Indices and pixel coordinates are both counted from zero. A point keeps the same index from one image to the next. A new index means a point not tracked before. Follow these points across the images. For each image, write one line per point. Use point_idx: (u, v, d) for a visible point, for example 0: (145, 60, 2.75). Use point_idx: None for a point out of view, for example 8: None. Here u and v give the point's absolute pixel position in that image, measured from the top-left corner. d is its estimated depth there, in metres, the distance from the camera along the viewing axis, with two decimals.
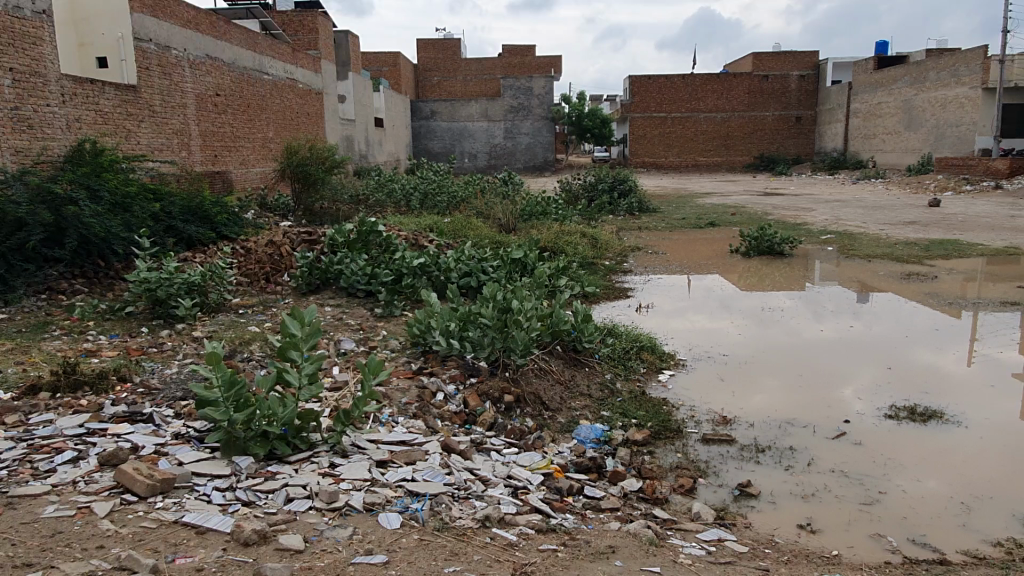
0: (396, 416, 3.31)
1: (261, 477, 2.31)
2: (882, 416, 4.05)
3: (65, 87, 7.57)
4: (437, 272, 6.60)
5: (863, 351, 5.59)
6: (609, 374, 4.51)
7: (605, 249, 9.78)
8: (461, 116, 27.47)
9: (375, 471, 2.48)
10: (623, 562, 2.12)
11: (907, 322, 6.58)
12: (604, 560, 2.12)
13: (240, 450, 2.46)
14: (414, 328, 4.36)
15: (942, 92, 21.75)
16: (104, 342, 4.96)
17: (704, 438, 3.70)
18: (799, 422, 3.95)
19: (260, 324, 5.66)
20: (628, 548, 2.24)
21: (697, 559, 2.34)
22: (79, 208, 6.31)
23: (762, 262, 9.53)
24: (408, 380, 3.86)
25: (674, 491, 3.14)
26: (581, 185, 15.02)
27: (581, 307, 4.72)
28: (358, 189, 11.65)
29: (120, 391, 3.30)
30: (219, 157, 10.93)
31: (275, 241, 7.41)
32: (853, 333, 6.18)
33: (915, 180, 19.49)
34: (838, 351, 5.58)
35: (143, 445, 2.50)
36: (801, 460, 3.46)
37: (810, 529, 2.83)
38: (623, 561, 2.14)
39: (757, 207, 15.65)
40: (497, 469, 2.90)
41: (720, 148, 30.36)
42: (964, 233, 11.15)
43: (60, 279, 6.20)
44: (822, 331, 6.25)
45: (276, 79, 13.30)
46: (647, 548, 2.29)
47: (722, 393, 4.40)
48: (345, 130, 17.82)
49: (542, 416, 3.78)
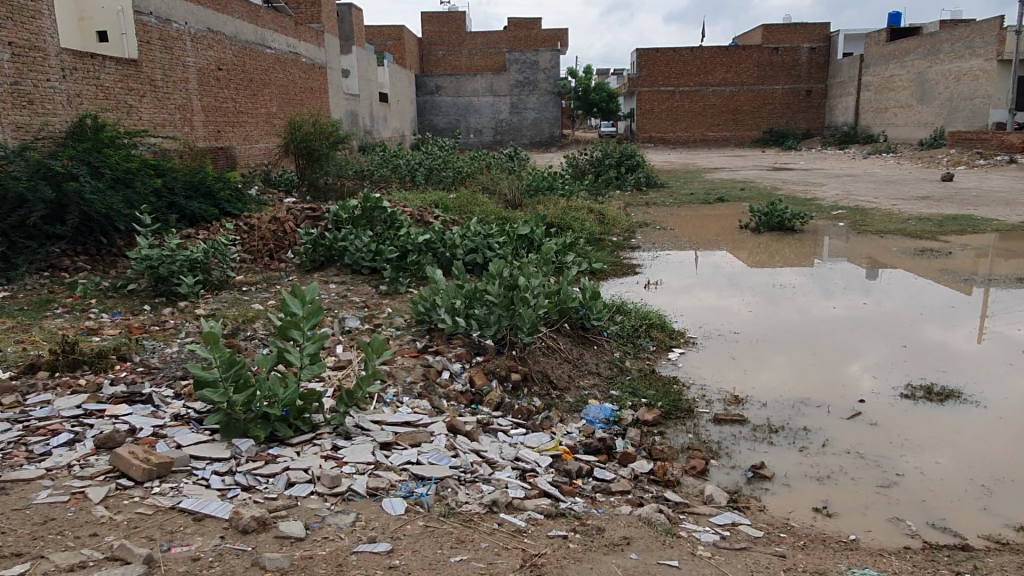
0: (401, 396, 3.22)
1: (261, 460, 2.24)
2: (899, 395, 3.95)
3: (65, 61, 7.46)
4: (442, 248, 6.50)
5: (876, 327, 5.48)
6: (618, 352, 4.43)
7: (613, 225, 9.65)
8: (466, 91, 27.15)
9: (379, 454, 2.41)
10: (639, 554, 2.04)
11: (918, 298, 6.47)
12: (619, 552, 2.04)
13: (240, 431, 2.39)
14: (418, 305, 4.26)
15: (956, 64, 21.33)
16: (106, 321, 4.92)
17: (716, 418, 3.63)
18: (813, 402, 3.86)
19: (263, 302, 5.60)
20: (643, 539, 2.15)
21: (715, 549, 2.24)
22: (81, 184, 6.22)
23: (772, 238, 9.40)
24: (414, 358, 3.77)
25: (686, 473, 3.07)
26: (588, 160, 14.85)
27: (590, 283, 4.62)
28: (363, 165, 11.54)
29: (119, 371, 3.24)
30: (222, 132, 10.81)
31: (279, 218, 7.32)
32: (864, 309, 6.08)
33: (927, 155, 19.21)
34: (847, 327, 5.49)
35: (142, 427, 2.43)
36: (816, 441, 3.38)
37: (826, 513, 2.76)
38: (640, 553, 2.05)
39: (766, 182, 15.44)
40: (505, 450, 2.83)
41: (728, 123, 29.98)
42: (978, 208, 10.97)
43: (62, 257, 6.15)
44: (833, 307, 6.16)
45: (279, 53, 13.11)
46: (663, 539, 2.20)
47: (733, 371, 4.32)
48: (350, 105, 17.62)
49: (550, 395, 3.71)
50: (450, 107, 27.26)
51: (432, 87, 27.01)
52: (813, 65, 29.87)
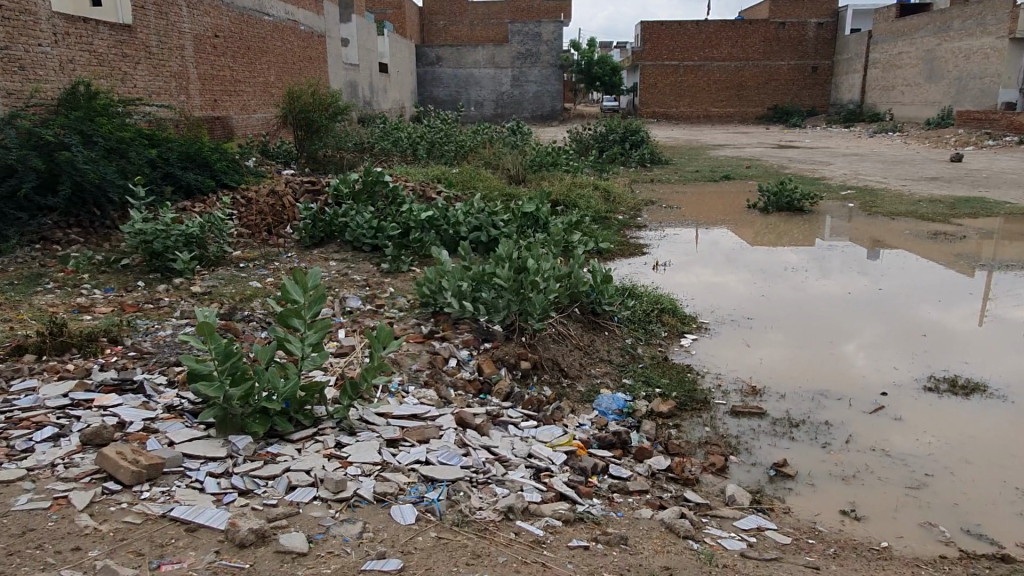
0: (407, 385, 3.07)
1: (260, 460, 2.08)
2: (922, 388, 3.80)
3: (57, 26, 7.19)
4: (445, 225, 6.34)
5: (886, 309, 5.33)
6: (629, 338, 4.27)
7: (618, 203, 9.44)
8: (467, 63, 26.68)
9: (386, 452, 2.25)
10: None
11: (922, 278, 6.35)
12: None
13: (237, 428, 2.23)
14: (424, 287, 4.09)
15: (966, 42, 20.96)
16: (98, 298, 4.76)
17: (733, 411, 3.48)
18: (833, 395, 3.71)
19: (261, 280, 5.43)
20: (684, 568, 1.95)
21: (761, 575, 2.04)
22: (73, 154, 6.01)
23: (780, 218, 9.20)
24: (419, 344, 3.60)
25: (705, 470, 2.93)
26: (592, 135, 14.59)
27: (600, 266, 4.45)
28: (363, 137, 11.30)
29: (110, 355, 3.07)
30: (220, 101, 10.55)
31: (278, 191, 7.12)
32: (869, 289, 5.95)
33: (934, 134, 18.95)
34: (855, 309, 5.35)
35: (132, 420, 2.27)
36: (839, 437, 3.24)
37: (854, 516, 2.62)
38: None
39: (772, 160, 15.20)
40: (517, 446, 2.68)
41: (733, 99, 29.55)
42: (989, 190, 10.77)
43: (54, 229, 5.98)
44: (839, 288, 6.01)
45: (277, 20, 12.76)
46: (705, 567, 1.99)
47: (748, 360, 4.16)
48: (349, 75, 17.28)
49: (560, 384, 3.56)
50: (451, 79, 26.82)
51: (432, 58, 26.54)
52: (820, 41, 29.39)
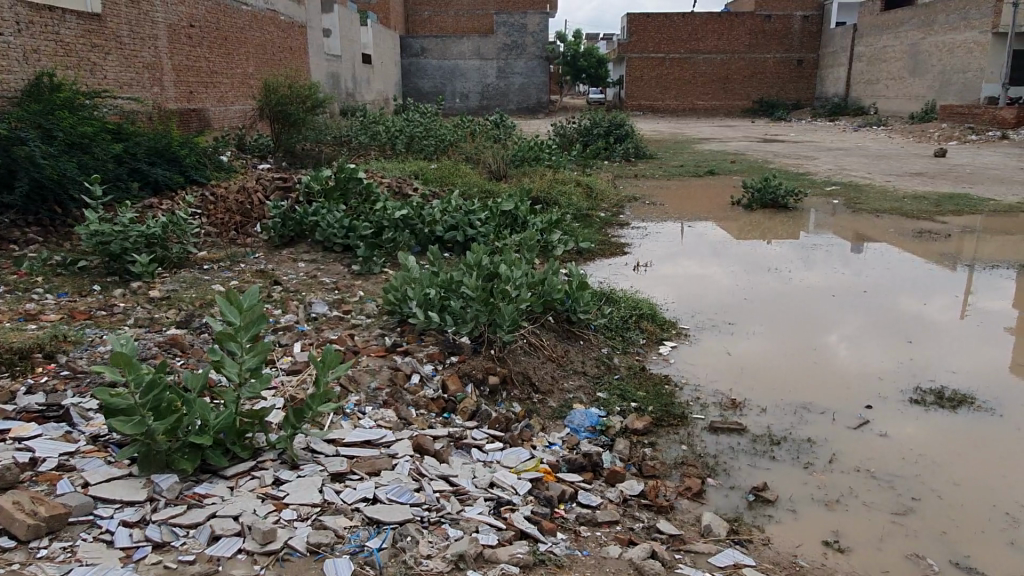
0: (363, 406, 2.88)
1: (183, 504, 1.90)
2: (908, 400, 3.63)
3: (20, 14, 6.89)
4: (420, 224, 6.12)
5: (869, 305, 5.17)
6: (605, 348, 4.08)
7: (601, 200, 9.25)
8: (453, 54, 26.34)
9: (329, 490, 2.07)
10: None
11: (903, 272, 6.22)
12: None
13: (162, 466, 2.02)
14: (390, 295, 3.88)
15: (950, 37, 20.92)
16: (49, 303, 4.52)
17: (711, 427, 3.31)
18: (816, 408, 3.53)
19: (224, 283, 5.20)
20: None
21: None
22: (31, 149, 5.75)
23: (765, 215, 9.03)
24: (379, 358, 3.37)
25: (680, 495, 2.77)
26: (576, 128, 14.39)
27: (578, 272, 4.24)
28: (342, 129, 11.04)
29: (40, 375, 2.84)
30: (195, 93, 10.24)
31: (247, 188, 6.86)
32: (851, 283, 5.79)
33: (917, 129, 18.90)
34: (838, 305, 5.18)
35: (46, 457, 2.06)
36: (822, 456, 3.07)
37: (837, 548, 2.47)
38: None
39: (757, 155, 15.06)
40: (478, 474, 2.50)
41: (719, 92, 29.42)
42: (974, 185, 10.68)
43: (11, 228, 5.72)
44: (821, 282, 5.84)
45: (256, 10, 12.44)
46: None
47: (730, 369, 3.98)
48: (331, 67, 16.92)
49: (531, 400, 3.37)
50: (436, 70, 26.47)
51: (417, 49, 26.22)
52: (805, 34, 29.31)
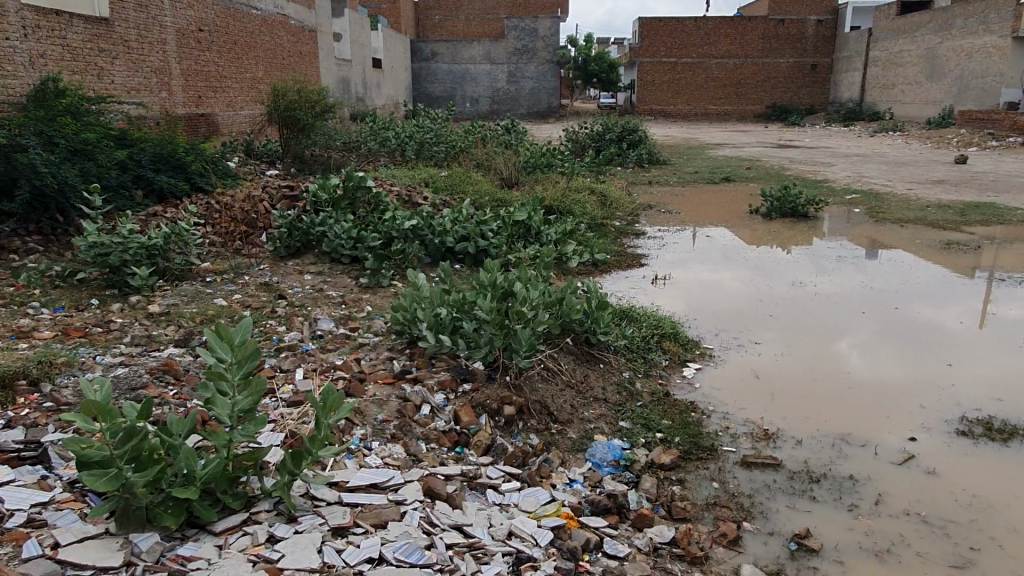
0: (370, 441, 2.66)
1: (163, 571, 1.71)
2: (955, 432, 3.35)
3: (27, 18, 6.72)
4: (430, 235, 5.91)
5: (898, 316, 4.89)
6: (627, 371, 3.84)
7: (615, 208, 9.01)
8: (463, 58, 26.15)
9: (330, 550, 1.86)
10: None
11: (920, 278, 6.00)
12: None
13: (141, 523, 1.83)
14: (399, 315, 3.67)
15: (968, 40, 20.55)
16: (44, 319, 4.31)
17: (744, 461, 3.07)
18: (856, 440, 3.27)
19: (227, 296, 4.98)
20: None
21: None
22: (32, 156, 5.55)
23: (784, 224, 8.76)
24: (387, 386, 3.15)
25: (714, 542, 2.53)
26: (588, 134, 14.13)
27: (597, 289, 3.99)
28: (352, 136, 10.85)
29: (21, 408, 2.63)
30: (204, 98, 10.06)
31: (254, 197, 6.66)
32: (874, 291, 5.52)
33: (936, 134, 18.54)
34: (865, 315, 4.90)
35: (15, 511, 1.86)
36: (867, 498, 2.81)
37: None
38: None
39: (773, 160, 14.78)
40: (494, 522, 2.27)
41: (732, 97, 29.12)
42: (999, 194, 10.37)
43: (10, 237, 5.52)
44: (842, 290, 5.57)
45: (265, 15, 12.28)
46: None
47: (759, 394, 3.71)
48: (341, 71, 16.76)
49: (549, 431, 3.14)
50: (446, 74, 26.30)
51: (427, 53, 26.11)
52: (819, 38, 28.95)
